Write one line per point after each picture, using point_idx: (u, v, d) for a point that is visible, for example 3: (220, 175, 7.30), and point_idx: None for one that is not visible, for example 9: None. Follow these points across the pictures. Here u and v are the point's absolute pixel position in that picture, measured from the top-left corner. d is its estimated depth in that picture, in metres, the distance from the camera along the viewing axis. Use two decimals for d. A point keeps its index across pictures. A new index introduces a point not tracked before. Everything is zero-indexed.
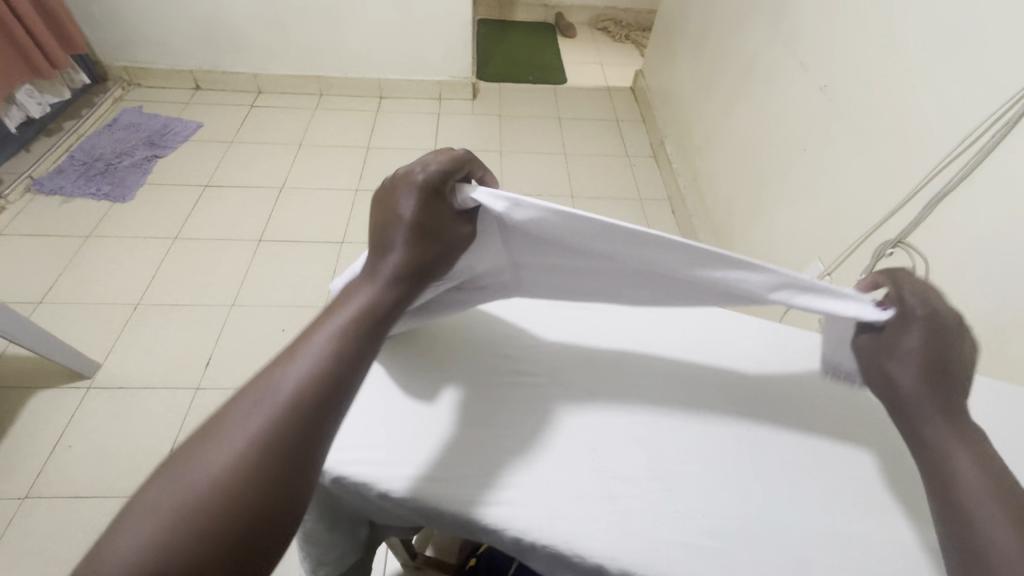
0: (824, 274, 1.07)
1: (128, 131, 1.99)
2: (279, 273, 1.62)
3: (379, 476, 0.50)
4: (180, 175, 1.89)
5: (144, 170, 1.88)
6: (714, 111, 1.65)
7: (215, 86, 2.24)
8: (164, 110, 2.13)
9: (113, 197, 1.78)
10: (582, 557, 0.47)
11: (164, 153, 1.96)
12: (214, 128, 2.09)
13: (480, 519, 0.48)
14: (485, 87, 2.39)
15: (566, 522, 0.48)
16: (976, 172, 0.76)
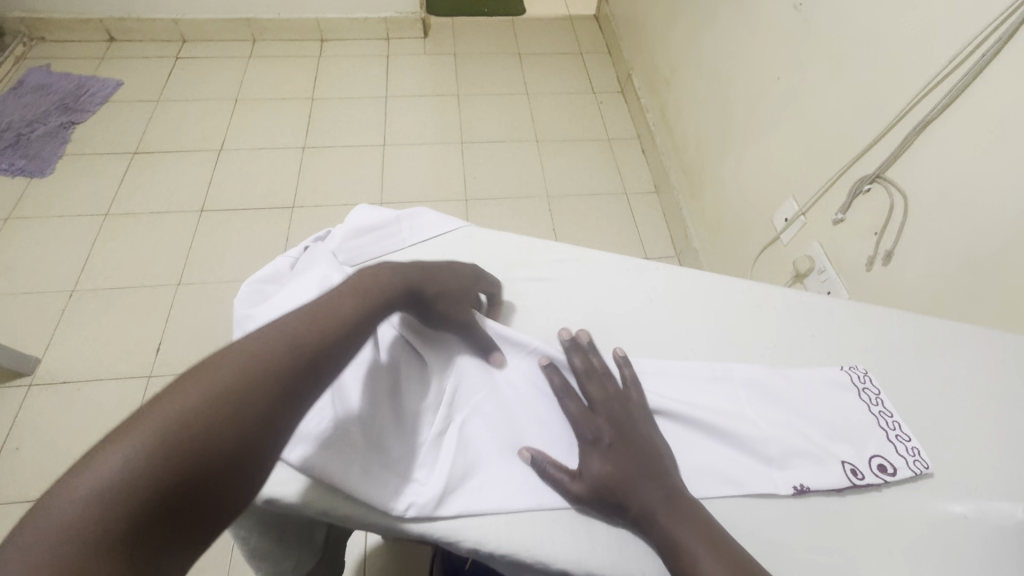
0: (799, 214, 1.02)
1: (37, 95, 1.77)
2: (228, 246, 1.51)
3: (314, 498, 0.45)
4: (104, 142, 1.71)
5: (61, 139, 1.69)
6: (682, 38, 1.52)
7: (132, 36, 1.99)
8: (75, 68, 1.89)
9: (30, 172, 1.60)
10: (545, 564, 0.43)
11: (82, 117, 1.75)
12: (136, 86, 1.87)
13: (433, 535, 0.44)
14: (436, 22, 2.18)
15: (526, 527, 0.44)
16: (961, 97, 0.70)
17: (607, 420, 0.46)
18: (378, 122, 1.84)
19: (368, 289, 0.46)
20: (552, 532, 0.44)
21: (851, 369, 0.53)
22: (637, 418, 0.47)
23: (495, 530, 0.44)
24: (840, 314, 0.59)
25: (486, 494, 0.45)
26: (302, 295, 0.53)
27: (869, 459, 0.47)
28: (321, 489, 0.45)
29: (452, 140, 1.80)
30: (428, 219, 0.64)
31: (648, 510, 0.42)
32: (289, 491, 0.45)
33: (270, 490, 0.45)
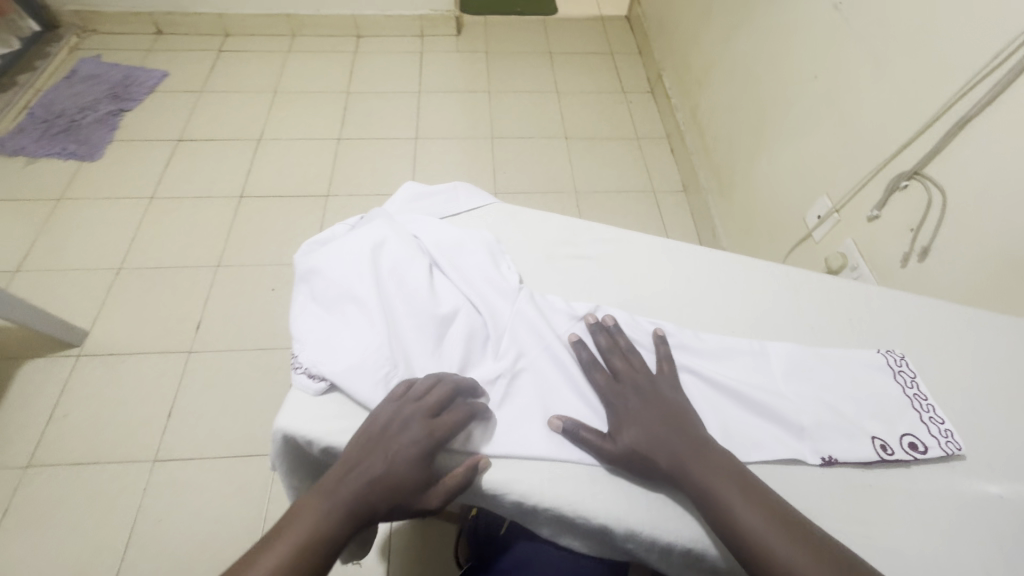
0: (832, 211, 1.02)
1: (88, 84, 1.85)
2: (264, 231, 1.56)
3: None
4: (150, 130, 1.78)
5: (110, 126, 1.77)
6: (715, 38, 1.54)
7: (178, 29, 2.07)
8: (124, 59, 1.97)
9: (81, 156, 1.68)
10: (586, 520, 0.45)
11: (130, 106, 1.83)
12: (181, 77, 1.94)
13: (479, 485, 0.46)
14: (469, 21, 2.22)
15: (568, 483, 0.46)
16: (1004, 93, 0.70)
17: (634, 388, 0.48)
18: (411, 116, 1.89)
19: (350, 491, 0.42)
20: (591, 486, 0.46)
21: (888, 352, 0.54)
22: (662, 388, 0.49)
23: (534, 483, 0.46)
24: (878, 301, 0.60)
25: (524, 445, 0.47)
26: (358, 249, 0.55)
27: (900, 436, 0.48)
28: None
29: (482, 135, 1.84)
30: (471, 192, 0.65)
31: (680, 463, 0.44)
32: (348, 436, 0.47)
33: (328, 435, 0.47)
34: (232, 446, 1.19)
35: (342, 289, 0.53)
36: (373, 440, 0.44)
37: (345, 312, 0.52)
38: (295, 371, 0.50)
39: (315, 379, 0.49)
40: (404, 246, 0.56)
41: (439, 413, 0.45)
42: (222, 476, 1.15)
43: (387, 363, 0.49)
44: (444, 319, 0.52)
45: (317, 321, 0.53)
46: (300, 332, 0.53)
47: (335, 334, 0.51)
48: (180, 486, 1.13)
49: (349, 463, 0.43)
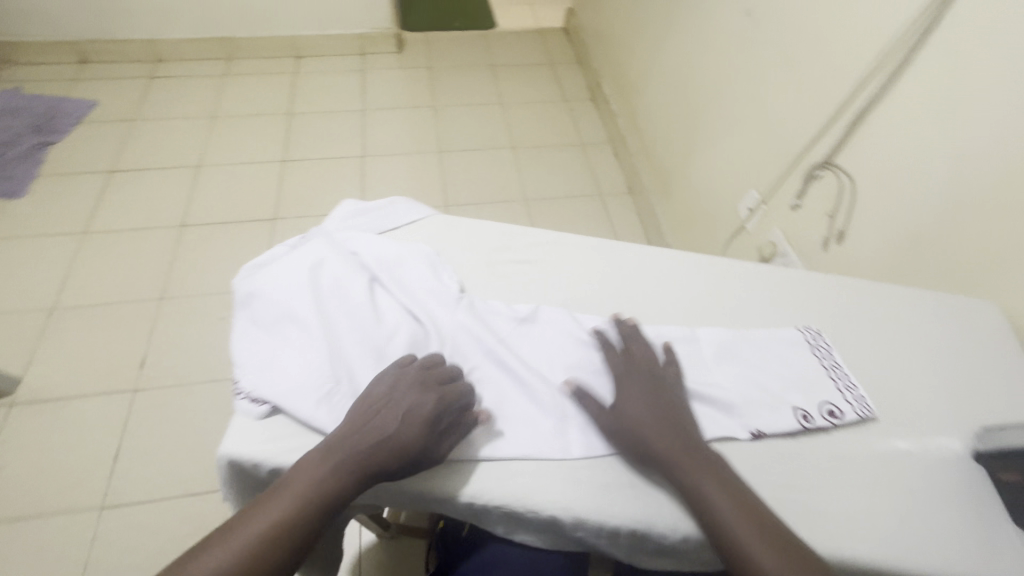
0: (760, 202, 1.09)
1: (8, 117, 1.76)
2: (210, 259, 1.52)
3: None
4: (80, 162, 1.71)
5: (35, 160, 1.68)
6: (645, 45, 1.61)
7: (104, 57, 1.99)
8: (47, 90, 1.88)
9: (3, 193, 1.59)
10: (535, 513, 0.47)
11: (56, 138, 1.75)
12: (112, 106, 1.87)
13: (431, 490, 0.47)
14: (410, 37, 2.24)
15: (517, 480, 0.47)
16: (895, 86, 0.77)
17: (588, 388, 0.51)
18: (356, 134, 1.88)
19: (354, 456, 0.44)
20: (539, 481, 0.48)
21: (806, 329, 0.58)
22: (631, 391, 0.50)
23: (484, 482, 0.47)
24: (796, 283, 0.64)
25: (472, 447, 0.48)
26: (296, 269, 0.56)
27: (820, 406, 0.52)
28: None
29: (430, 150, 1.85)
30: (410, 205, 0.66)
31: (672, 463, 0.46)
32: (296, 455, 0.47)
33: (274, 457, 0.47)
34: (187, 484, 1.14)
35: (282, 312, 0.53)
36: (380, 403, 0.47)
37: (286, 334, 0.53)
38: (236, 396, 0.50)
39: (257, 402, 0.49)
40: (343, 264, 0.56)
41: (445, 383, 0.48)
42: (178, 516, 1.11)
43: (331, 381, 0.50)
44: (386, 333, 0.53)
45: (257, 344, 0.53)
46: (241, 356, 0.52)
47: (277, 356, 0.51)
48: (133, 531, 1.08)
49: (358, 425, 0.46)
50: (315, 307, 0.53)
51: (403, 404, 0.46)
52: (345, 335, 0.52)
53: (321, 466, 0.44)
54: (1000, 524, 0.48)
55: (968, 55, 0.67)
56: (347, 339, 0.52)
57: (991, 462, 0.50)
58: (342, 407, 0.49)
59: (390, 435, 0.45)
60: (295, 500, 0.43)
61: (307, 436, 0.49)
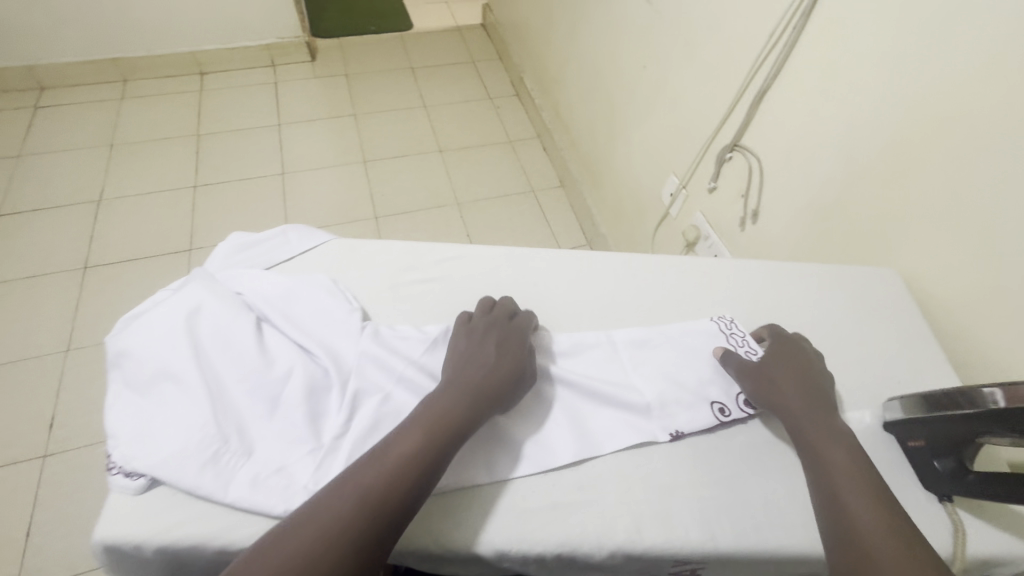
0: (680, 187, 1.10)
1: None
2: (120, 301, 1.40)
3: (207, 533, 0.43)
4: None
5: None
6: (560, 37, 1.60)
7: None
8: None
9: None
10: (453, 552, 0.44)
11: None
12: None
13: None
14: (323, 44, 2.15)
15: (432, 519, 0.45)
16: (787, 66, 0.79)
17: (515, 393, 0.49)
18: (274, 150, 1.78)
19: (472, 382, 0.48)
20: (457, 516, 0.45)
21: (719, 318, 0.58)
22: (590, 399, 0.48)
23: None
24: (707, 271, 0.64)
25: None
26: (170, 320, 0.50)
27: (736, 397, 0.52)
28: (211, 523, 0.43)
29: (355, 160, 1.78)
30: (303, 234, 0.62)
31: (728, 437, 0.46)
32: (183, 530, 0.43)
33: (155, 536, 0.42)
34: None
35: (155, 368, 0.48)
36: (479, 338, 0.52)
37: (163, 393, 0.47)
38: (107, 471, 0.44)
39: (133, 476, 0.44)
40: (225, 308, 0.52)
41: (521, 324, 0.54)
42: None
43: (216, 439, 0.45)
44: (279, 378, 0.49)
45: (129, 408, 0.47)
46: (111, 423, 0.46)
47: (152, 420, 0.46)
48: None
49: (465, 358, 0.50)
50: (194, 358, 0.48)
51: (498, 338, 0.52)
52: (233, 384, 0.48)
53: (445, 390, 0.47)
54: (907, 488, 0.49)
55: (846, 31, 0.69)
56: (236, 390, 0.48)
57: (897, 429, 0.51)
58: (231, 468, 0.44)
59: (493, 362, 0.49)
60: (428, 420, 0.45)
61: (194, 505, 0.44)
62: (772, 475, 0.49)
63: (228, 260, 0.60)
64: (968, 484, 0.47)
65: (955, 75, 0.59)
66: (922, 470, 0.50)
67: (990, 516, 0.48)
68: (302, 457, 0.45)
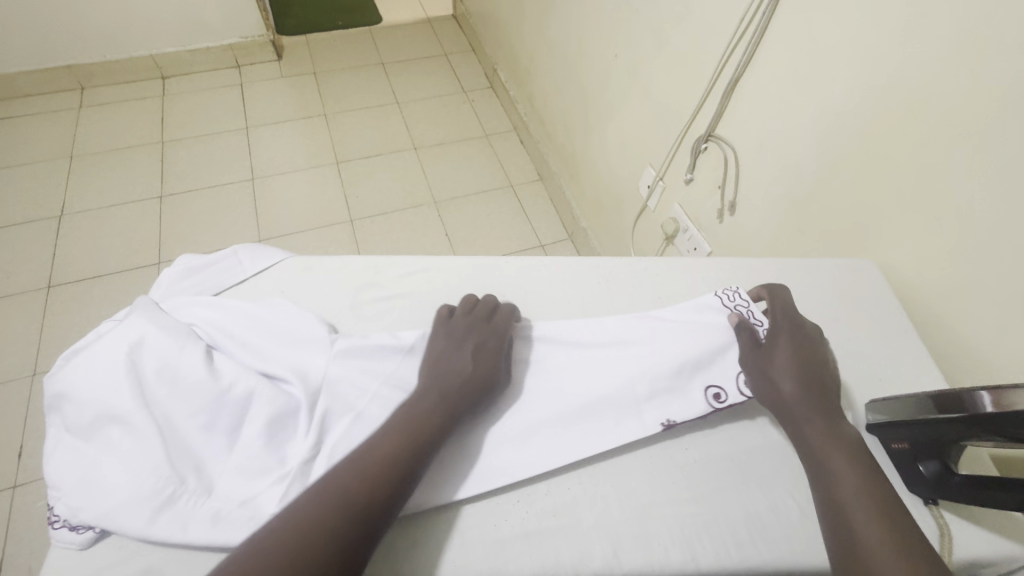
0: (658, 179, 1.07)
1: None
2: (87, 320, 1.35)
3: None
4: None
5: None
6: (531, 27, 1.56)
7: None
8: None
9: None
10: None
11: None
12: None
13: None
14: (290, 42, 2.08)
15: (400, 555, 0.42)
16: (758, 53, 0.76)
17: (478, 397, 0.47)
18: (242, 155, 1.73)
19: (447, 387, 0.47)
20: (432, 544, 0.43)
21: (724, 291, 0.56)
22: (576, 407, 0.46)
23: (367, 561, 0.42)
24: (682, 272, 0.62)
25: None
26: (109, 355, 0.46)
27: (705, 390, 0.50)
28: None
29: (327, 162, 1.73)
30: (256, 253, 0.59)
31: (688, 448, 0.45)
32: None
33: None
34: None
35: (97, 410, 0.44)
36: (453, 340, 0.50)
37: (108, 436, 0.44)
38: (49, 526, 0.41)
39: (79, 529, 0.41)
40: (172, 335, 0.48)
41: (497, 322, 0.52)
42: None
43: (170, 481, 0.42)
44: (236, 406, 0.46)
45: (70, 455, 0.43)
46: (54, 474, 0.43)
47: (96, 467, 0.43)
48: None
49: (440, 359, 0.49)
50: (140, 396, 0.45)
51: (473, 338, 0.50)
52: (186, 419, 0.45)
53: (420, 394, 0.46)
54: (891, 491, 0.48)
55: (816, 15, 0.66)
56: (190, 425, 0.44)
57: (880, 430, 0.50)
58: (189, 510, 0.41)
59: (468, 363, 0.48)
60: (403, 424, 0.44)
61: (149, 556, 0.41)
62: (756, 486, 0.47)
63: (176, 286, 0.56)
64: (952, 486, 0.45)
65: (927, 59, 0.56)
66: (906, 472, 0.48)
67: (973, 515, 0.47)
68: (268, 486, 0.43)
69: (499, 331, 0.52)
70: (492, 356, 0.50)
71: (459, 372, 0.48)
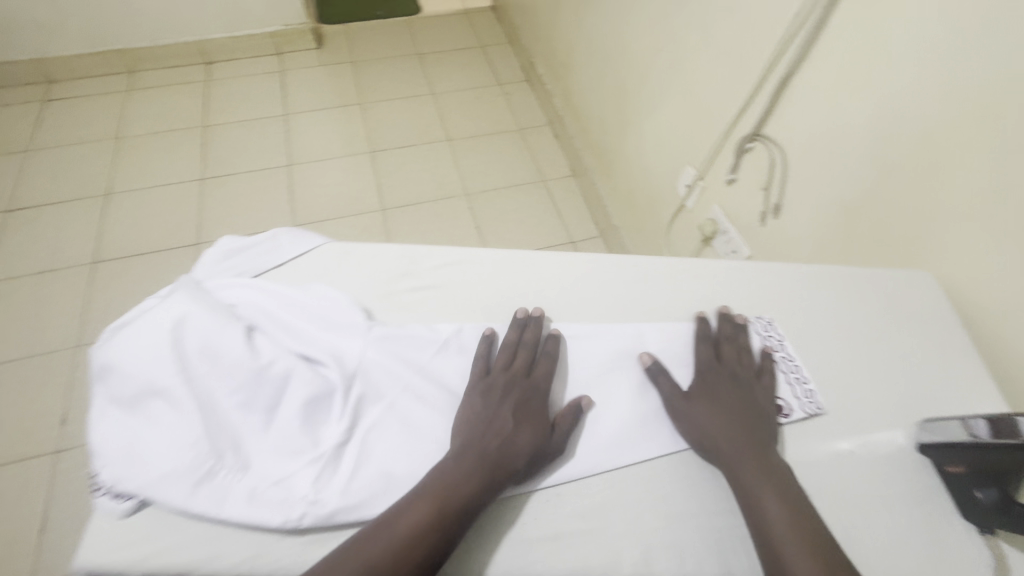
0: (697, 179, 1.04)
1: None
2: (128, 296, 1.39)
3: (195, 557, 0.41)
4: None
5: None
6: (571, 20, 1.53)
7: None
8: None
9: None
10: None
11: None
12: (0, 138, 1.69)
13: None
14: (329, 31, 2.10)
15: None
16: (813, 51, 0.73)
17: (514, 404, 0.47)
18: (279, 142, 1.75)
19: (484, 456, 0.43)
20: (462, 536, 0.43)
21: (757, 319, 0.56)
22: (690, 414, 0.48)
23: None
24: (726, 274, 0.60)
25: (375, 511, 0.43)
26: (154, 331, 0.47)
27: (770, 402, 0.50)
28: (197, 548, 0.41)
29: (361, 151, 1.74)
30: (295, 237, 0.60)
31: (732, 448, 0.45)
32: (171, 554, 0.41)
33: (143, 562, 0.41)
34: None
35: (141, 385, 0.45)
36: (496, 394, 0.47)
37: (150, 410, 0.45)
38: (94, 493, 0.42)
39: (120, 498, 0.42)
40: (213, 313, 0.49)
41: (542, 377, 0.49)
42: None
43: (210, 457, 0.43)
44: (274, 386, 0.46)
45: (114, 427, 0.45)
46: (98, 444, 0.44)
47: (140, 440, 0.44)
48: None
49: (481, 420, 0.45)
50: (183, 372, 0.46)
51: (514, 398, 0.47)
52: (226, 397, 0.45)
53: (455, 459, 0.43)
54: (942, 518, 0.45)
55: (881, 9, 0.63)
56: (229, 403, 0.45)
57: (934, 453, 0.47)
58: (226, 486, 0.42)
59: (508, 428, 0.45)
60: (432, 500, 0.41)
61: (185, 528, 0.42)
62: None
63: (216, 265, 0.57)
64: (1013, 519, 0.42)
65: (1005, 59, 0.52)
66: (962, 499, 0.45)
67: None
68: (303, 466, 0.44)
69: (541, 388, 0.48)
70: (539, 422, 0.46)
71: (501, 439, 0.44)
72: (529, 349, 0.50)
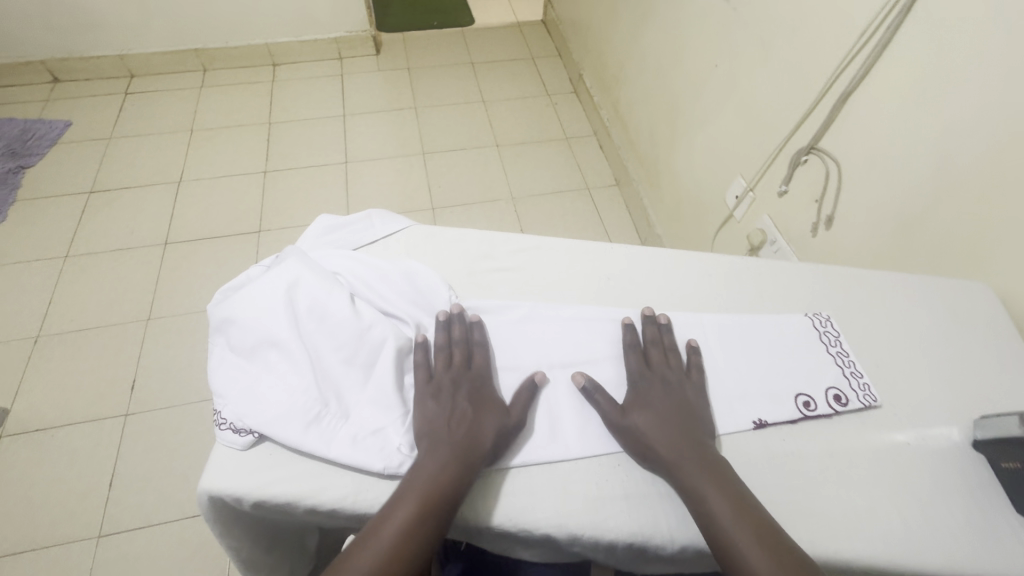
0: (747, 190, 1.08)
1: None
2: (195, 276, 1.49)
3: (304, 491, 0.46)
4: (57, 184, 1.67)
5: (11, 184, 1.64)
6: (624, 35, 1.59)
7: (74, 74, 1.95)
8: (20, 112, 1.84)
9: None
10: (526, 531, 0.46)
11: (32, 161, 1.71)
12: (87, 125, 1.84)
13: None
14: (388, 39, 2.21)
15: (510, 497, 0.47)
16: (875, 69, 0.76)
17: (477, 402, 0.49)
18: (337, 140, 1.85)
19: (452, 447, 0.46)
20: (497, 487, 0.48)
21: (815, 315, 0.59)
22: (687, 392, 0.52)
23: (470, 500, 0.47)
24: (784, 274, 0.64)
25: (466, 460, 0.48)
26: (271, 290, 0.53)
27: (826, 391, 0.53)
28: (308, 483, 0.46)
29: (413, 152, 1.82)
30: (386, 218, 0.66)
31: (678, 457, 0.46)
32: (284, 486, 0.46)
33: (261, 492, 0.46)
34: (183, 507, 1.13)
35: (258, 336, 0.51)
36: (446, 391, 0.50)
37: (267, 359, 0.51)
38: (218, 428, 0.48)
39: (241, 433, 0.48)
40: (321, 278, 0.55)
41: (481, 368, 0.52)
42: (180, 540, 1.09)
43: (319, 403, 0.48)
44: (372, 346, 0.52)
45: (235, 371, 0.51)
46: (219, 386, 0.51)
47: (257, 384, 0.50)
48: (129, 560, 1.06)
49: (441, 417, 0.48)
50: (296, 327, 0.52)
51: (467, 391, 0.50)
52: (332, 351, 0.51)
53: (424, 457, 0.45)
54: (998, 511, 0.48)
55: (948, 32, 0.66)
56: (333, 357, 0.51)
57: (988, 449, 0.50)
58: (331, 429, 0.48)
59: (468, 421, 0.48)
60: (415, 499, 0.43)
61: (295, 464, 0.47)
62: (851, 485, 0.49)
63: (318, 238, 0.64)
64: None
65: None
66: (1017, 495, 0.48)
67: None
68: (395, 420, 0.49)
69: (485, 379, 0.51)
70: (495, 412, 0.49)
71: (463, 433, 0.47)
72: (461, 345, 0.53)
